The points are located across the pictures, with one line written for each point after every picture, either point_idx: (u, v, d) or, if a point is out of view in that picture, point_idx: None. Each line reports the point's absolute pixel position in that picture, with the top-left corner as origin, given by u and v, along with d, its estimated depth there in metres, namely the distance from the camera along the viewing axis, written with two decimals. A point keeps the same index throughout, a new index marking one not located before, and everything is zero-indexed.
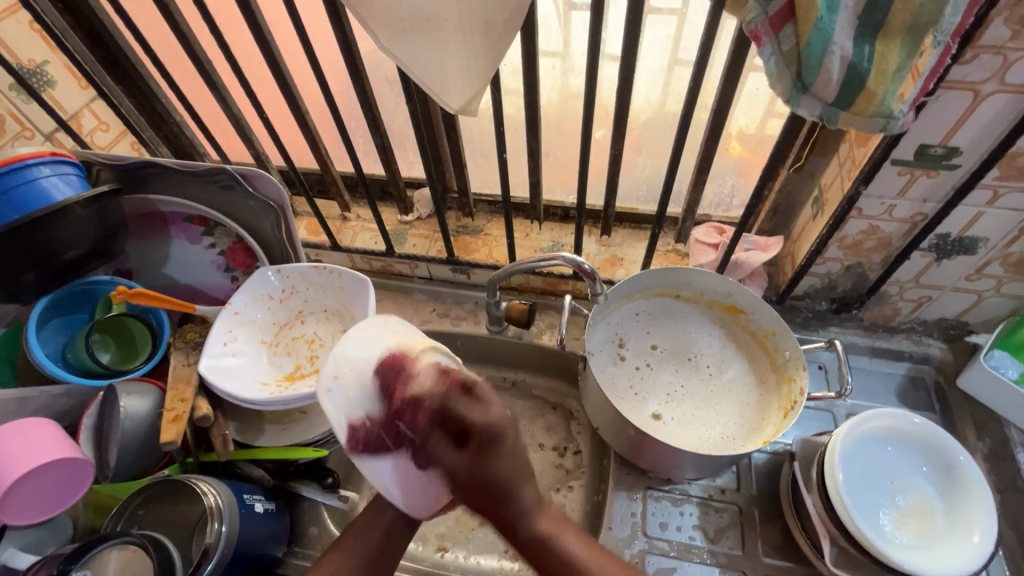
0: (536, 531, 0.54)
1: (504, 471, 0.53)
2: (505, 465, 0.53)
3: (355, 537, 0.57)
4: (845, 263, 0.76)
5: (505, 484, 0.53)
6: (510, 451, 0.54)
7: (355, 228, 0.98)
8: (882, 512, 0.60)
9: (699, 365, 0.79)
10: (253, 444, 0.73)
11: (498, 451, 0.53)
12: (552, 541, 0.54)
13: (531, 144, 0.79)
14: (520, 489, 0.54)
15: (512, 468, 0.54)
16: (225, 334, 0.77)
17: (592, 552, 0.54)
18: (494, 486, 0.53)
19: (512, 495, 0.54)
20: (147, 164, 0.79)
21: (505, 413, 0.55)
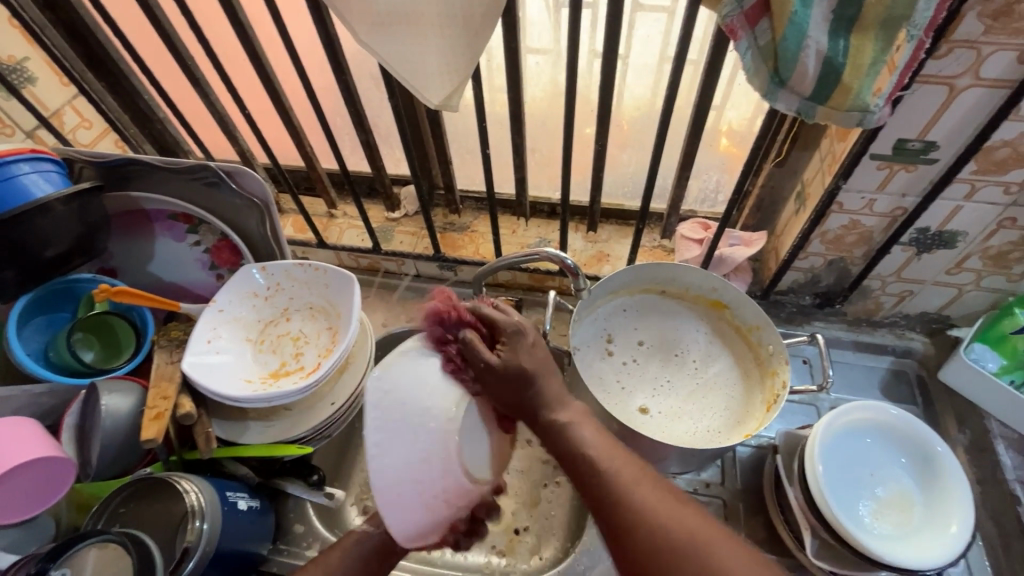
0: (556, 420, 0.53)
1: (523, 361, 0.53)
2: (524, 359, 0.53)
3: (350, 546, 0.56)
4: (828, 258, 0.76)
5: (524, 385, 0.53)
6: (529, 346, 0.54)
7: (342, 225, 0.98)
8: (861, 503, 0.61)
9: (685, 361, 0.79)
10: (237, 441, 0.72)
11: (523, 348, 0.54)
12: (565, 428, 0.52)
13: (515, 140, 0.79)
14: (541, 384, 0.53)
15: (533, 360, 0.54)
16: (209, 332, 0.77)
17: (611, 449, 0.50)
18: (521, 381, 0.53)
19: (529, 387, 0.53)
20: (131, 161, 0.79)
21: (523, 323, 0.56)
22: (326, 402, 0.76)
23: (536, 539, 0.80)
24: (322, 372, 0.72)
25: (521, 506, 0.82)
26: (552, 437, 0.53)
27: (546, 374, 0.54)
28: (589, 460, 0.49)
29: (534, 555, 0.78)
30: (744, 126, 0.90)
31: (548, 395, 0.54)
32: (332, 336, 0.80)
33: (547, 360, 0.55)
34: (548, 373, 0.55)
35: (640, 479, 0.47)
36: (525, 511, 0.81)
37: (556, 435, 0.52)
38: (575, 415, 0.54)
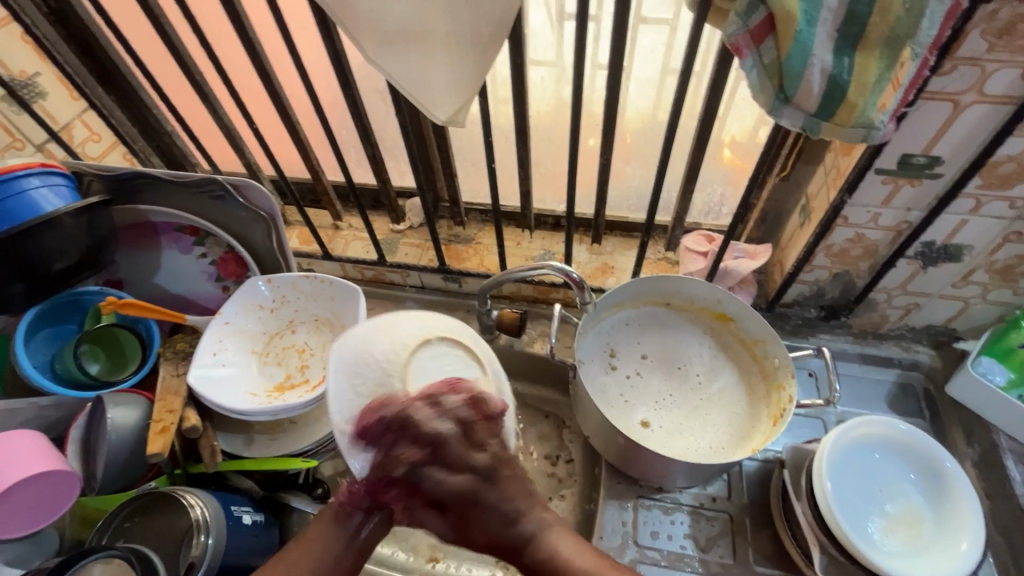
0: (539, 555, 0.51)
1: (488, 520, 0.52)
2: (489, 513, 0.52)
3: (321, 535, 0.55)
4: (833, 271, 0.76)
5: (495, 534, 0.52)
6: (488, 504, 0.52)
7: (347, 237, 0.98)
8: (869, 519, 0.60)
9: (689, 374, 0.79)
10: (241, 455, 0.72)
11: (476, 511, 0.51)
12: (551, 563, 0.51)
13: (520, 154, 0.79)
14: (510, 532, 0.52)
15: (500, 512, 0.52)
16: (214, 345, 0.77)
17: (597, 564, 0.51)
18: (498, 527, 0.52)
19: (508, 529, 0.52)
20: (138, 174, 0.79)
21: (480, 470, 0.51)
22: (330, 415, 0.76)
23: None
24: None
25: None
26: (534, 571, 0.52)
27: (524, 512, 0.53)
28: (567, 568, 0.50)
29: None
30: (749, 139, 0.89)
31: (522, 534, 0.52)
32: None
33: (513, 503, 0.53)
34: (529, 504, 0.54)
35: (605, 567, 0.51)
36: None
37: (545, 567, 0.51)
38: (558, 544, 0.52)
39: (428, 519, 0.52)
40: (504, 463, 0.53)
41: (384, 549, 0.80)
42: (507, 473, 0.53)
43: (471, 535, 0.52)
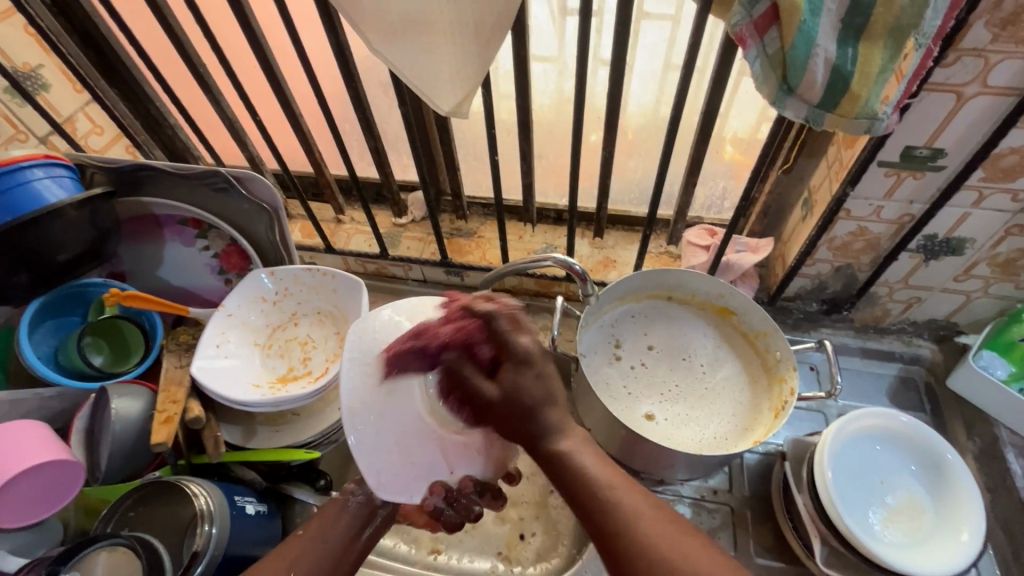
0: (557, 449, 0.51)
1: (527, 392, 0.51)
2: (534, 390, 0.52)
3: (331, 516, 0.56)
4: (835, 264, 0.76)
5: (532, 410, 0.51)
6: (539, 372, 0.52)
7: (349, 230, 0.99)
8: (870, 510, 0.60)
9: (692, 366, 0.79)
10: (244, 446, 0.73)
11: (525, 379, 0.52)
12: (572, 458, 0.50)
13: (523, 147, 0.79)
14: (542, 415, 0.51)
15: (540, 389, 0.52)
16: (218, 336, 0.77)
17: (614, 476, 0.50)
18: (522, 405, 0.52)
19: (541, 412, 0.51)
20: (141, 166, 0.79)
21: (538, 344, 0.53)
22: (333, 407, 0.76)
23: (542, 545, 0.79)
24: (330, 377, 0.73)
25: (527, 512, 0.81)
26: (551, 466, 0.51)
27: (557, 402, 0.53)
28: (586, 475, 0.49)
29: (540, 560, 0.78)
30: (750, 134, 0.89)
31: (551, 423, 0.52)
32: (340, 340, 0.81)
33: (556, 386, 0.53)
34: (560, 400, 0.53)
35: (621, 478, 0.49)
36: (531, 517, 0.81)
37: (565, 465, 0.50)
38: (579, 447, 0.51)
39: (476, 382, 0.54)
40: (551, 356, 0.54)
41: (386, 541, 0.80)
42: (553, 367, 0.54)
43: (507, 414, 0.52)
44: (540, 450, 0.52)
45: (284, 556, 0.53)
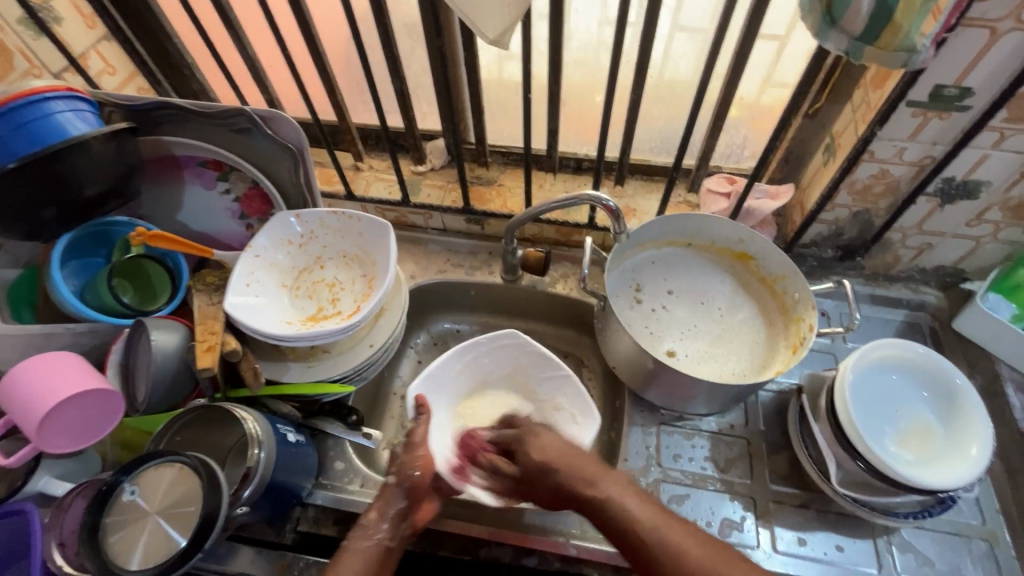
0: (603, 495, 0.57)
1: (550, 446, 0.63)
2: (566, 458, 0.61)
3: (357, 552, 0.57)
4: (853, 209, 0.78)
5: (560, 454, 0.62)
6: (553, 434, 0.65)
7: (369, 178, 0.98)
8: (884, 433, 0.63)
9: (711, 310, 0.82)
10: (279, 380, 0.74)
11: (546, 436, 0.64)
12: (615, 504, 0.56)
13: (551, 89, 0.79)
14: (573, 464, 0.61)
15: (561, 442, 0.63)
16: (247, 275, 0.78)
17: (657, 517, 0.54)
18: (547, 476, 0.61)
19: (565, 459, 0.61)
20: (163, 104, 0.79)
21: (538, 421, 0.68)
22: (364, 345, 0.78)
23: None
24: (363, 314, 0.74)
25: None
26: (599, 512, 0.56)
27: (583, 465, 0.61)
28: (623, 514, 0.55)
29: None
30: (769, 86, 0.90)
31: (587, 472, 0.59)
32: (367, 282, 0.81)
33: (570, 443, 0.63)
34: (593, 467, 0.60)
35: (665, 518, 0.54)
36: None
37: (604, 503, 0.56)
38: (615, 491, 0.57)
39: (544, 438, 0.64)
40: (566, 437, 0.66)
41: None
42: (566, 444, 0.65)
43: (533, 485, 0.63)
44: (583, 500, 0.58)
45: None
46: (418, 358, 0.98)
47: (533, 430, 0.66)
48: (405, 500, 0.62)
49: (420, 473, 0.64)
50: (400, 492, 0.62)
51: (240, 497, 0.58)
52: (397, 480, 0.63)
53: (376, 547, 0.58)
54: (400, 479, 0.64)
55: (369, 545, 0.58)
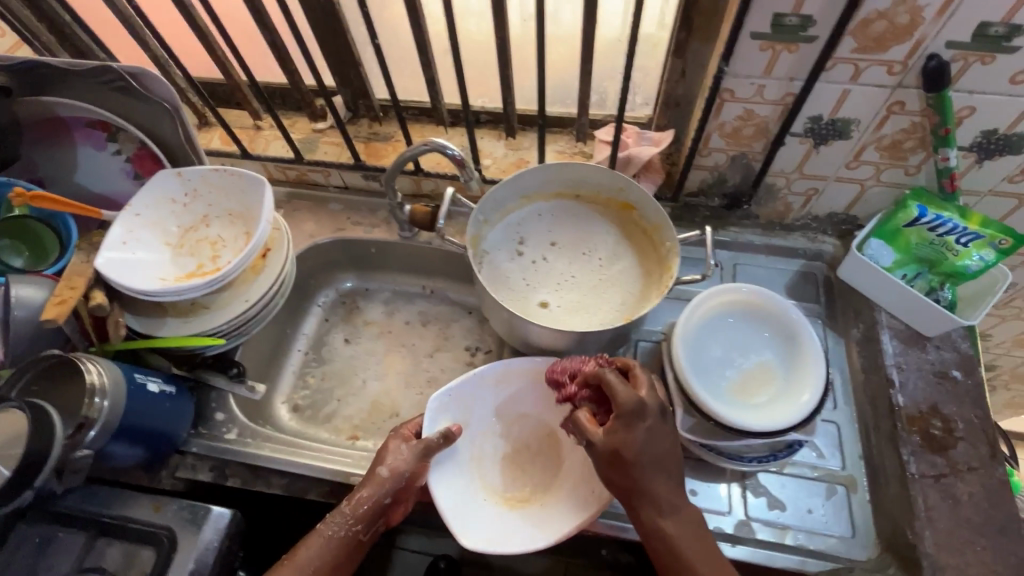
0: (662, 524, 0.59)
1: (651, 447, 0.59)
2: (647, 477, 0.59)
3: (314, 546, 0.65)
4: (730, 154, 0.75)
5: (652, 461, 0.59)
6: (649, 428, 0.59)
7: (267, 136, 0.98)
8: (723, 379, 0.64)
9: (592, 262, 0.82)
10: (154, 334, 0.75)
11: (647, 436, 0.59)
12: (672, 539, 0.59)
13: (418, 37, 0.77)
14: (647, 479, 0.59)
15: (654, 452, 0.59)
16: (126, 233, 0.79)
17: (701, 543, 0.60)
18: (625, 479, 0.59)
19: (636, 485, 0.59)
20: (38, 63, 0.79)
21: (658, 403, 0.60)
22: (240, 300, 0.79)
23: None
24: (231, 268, 0.75)
25: None
26: (645, 527, 0.60)
27: (663, 485, 0.59)
28: (671, 546, 0.59)
29: None
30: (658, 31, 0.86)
31: (653, 490, 0.59)
32: (248, 238, 0.82)
33: (668, 445, 0.60)
34: (669, 485, 0.60)
35: (706, 550, 0.59)
36: None
37: (662, 535, 0.60)
38: (675, 521, 0.60)
39: (653, 437, 0.59)
40: (651, 413, 0.59)
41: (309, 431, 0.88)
42: (659, 426, 0.60)
43: (609, 472, 0.60)
44: (640, 520, 0.60)
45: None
46: (324, 315, 1.00)
47: (644, 422, 0.58)
48: (392, 492, 0.67)
49: (409, 479, 0.68)
50: (392, 489, 0.66)
51: (80, 439, 0.60)
52: (390, 473, 0.67)
53: (348, 539, 0.65)
54: (394, 474, 0.67)
55: (331, 538, 0.65)
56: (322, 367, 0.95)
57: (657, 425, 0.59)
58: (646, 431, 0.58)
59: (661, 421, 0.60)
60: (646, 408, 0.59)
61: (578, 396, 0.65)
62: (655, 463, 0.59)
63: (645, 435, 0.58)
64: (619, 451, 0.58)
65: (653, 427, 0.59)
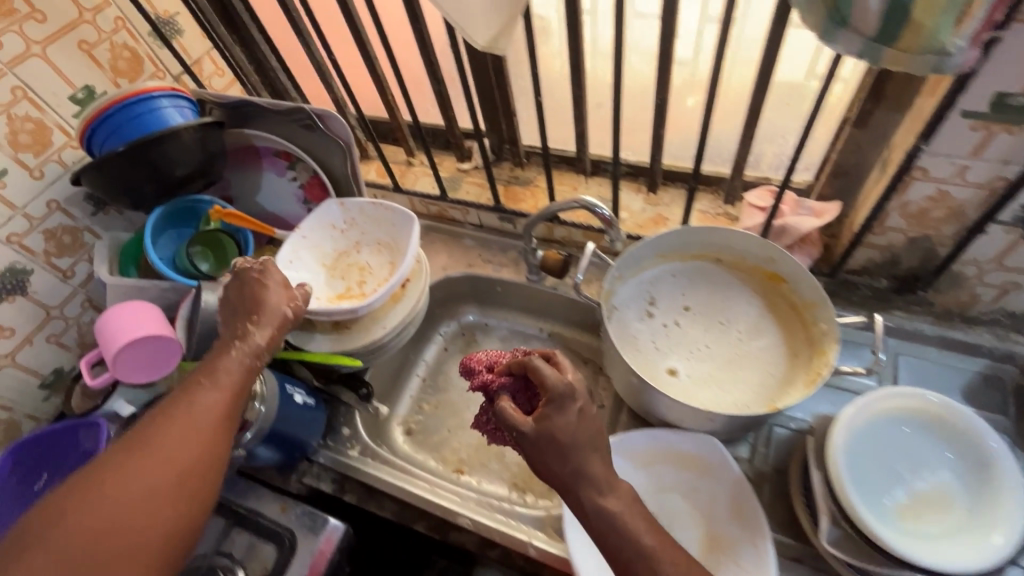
0: (604, 507, 0.54)
1: (576, 429, 0.55)
2: (578, 458, 0.54)
3: (222, 369, 0.60)
4: (909, 235, 0.68)
5: (575, 443, 0.54)
6: (573, 411, 0.55)
7: (417, 173, 1.06)
8: (890, 496, 0.57)
9: (729, 332, 0.77)
10: (302, 346, 0.82)
11: (567, 417, 0.55)
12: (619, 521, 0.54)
13: (576, 93, 0.79)
14: (576, 459, 0.54)
15: (575, 434, 0.55)
16: (292, 254, 0.89)
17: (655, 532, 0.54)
18: (562, 467, 0.54)
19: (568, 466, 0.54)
20: (245, 102, 0.93)
21: (579, 385, 0.57)
22: (379, 325, 0.84)
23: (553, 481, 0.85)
24: (377, 296, 0.80)
25: None
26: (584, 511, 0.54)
27: (592, 461, 0.55)
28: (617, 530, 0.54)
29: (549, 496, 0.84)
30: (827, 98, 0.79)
31: (581, 469, 0.55)
32: (392, 268, 0.88)
33: (596, 429, 0.56)
34: (598, 456, 0.55)
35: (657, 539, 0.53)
36: None
37: (607, 522, 0.54)
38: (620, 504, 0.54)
39: (571, 419, 0.55)
40: (572, 395, 0.56)
41: (419, 456, 0.91)
42: (579, 406, 0.56)
43: (545, 460, 0.54)
44: (580, 508, 0.55)
45: (139, 466, 0.52)
46: (444, 344, 1.04)
47: (576, 404, 0.55)
48: (271, 328, 0.65)
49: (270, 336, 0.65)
50: (286, 323, 0.67)
51: (239, 439, 0.68)
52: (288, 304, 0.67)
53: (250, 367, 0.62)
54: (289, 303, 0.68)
55: (234, 358, 0.61)
56: (437, 395, 0.98)
57: (577, 405, 0.56)
58: (578, 413, 0.56)
59: (590, 404, 0.57)
60: (572, 389, 0.56)
61: (495, 384, 0.64)
62: (580, 445, 0.55)
63: (560, 416, 0.55)
64: (548, 435, 0.54)
65: (585, 408, 0.56)
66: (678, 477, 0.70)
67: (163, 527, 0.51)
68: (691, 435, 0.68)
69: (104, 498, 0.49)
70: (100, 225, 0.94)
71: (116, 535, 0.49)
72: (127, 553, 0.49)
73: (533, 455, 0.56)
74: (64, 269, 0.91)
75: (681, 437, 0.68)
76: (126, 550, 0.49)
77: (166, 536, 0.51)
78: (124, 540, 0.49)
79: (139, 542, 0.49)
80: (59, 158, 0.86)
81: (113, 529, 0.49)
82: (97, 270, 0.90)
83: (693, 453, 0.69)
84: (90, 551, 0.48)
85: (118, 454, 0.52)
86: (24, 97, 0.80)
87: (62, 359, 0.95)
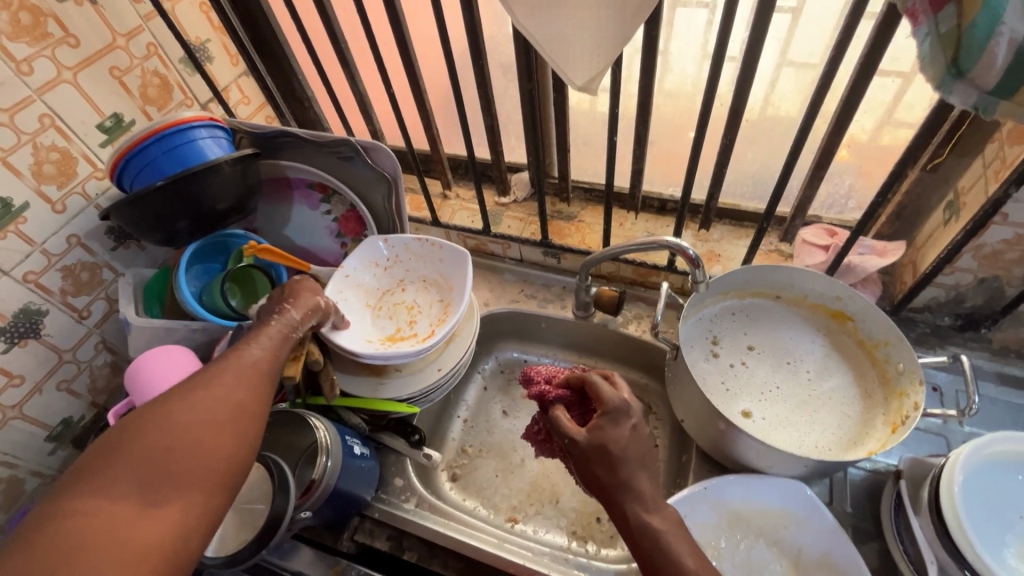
0: (648, 523, 0.53)
1: (629, 443, 0.55)
2: (625, 469, 0.54)
3: (260, 333, 0.59)
4: (979, 275, 0.69)
5: (627, 455, 0.55)
6: (628, 424, 0.56)
7: (454, 206, 1.04)
8: (1003, 543, 0.56)
9: (797, 371, 0.76)
10: (355, 393, 0.78)
11: (622, 429, 0.56)
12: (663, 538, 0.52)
13: (640, 131, 0.78)
14: (626, 470, 0.54)
15: (628, 446, 0.55)
16: (336, 294, 0.84)
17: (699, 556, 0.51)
18: (609, 477, 0.55)
19: (616, 474, 0.54)
20: (282, 133, 0.88)
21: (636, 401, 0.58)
22: (433, 367, 0.80)
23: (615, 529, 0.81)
24: (437, 338, 0.76)
25: None
26: (625, 521, 0.54)
27: (639, 474, 0.55)
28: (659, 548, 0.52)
29: (612, 544, 0.80)
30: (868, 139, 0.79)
31: (629, 481, 0.54)
32: (443, 307, 0.85)
33: (646, 445, 0.57)
34: (643, 471, 0.55)
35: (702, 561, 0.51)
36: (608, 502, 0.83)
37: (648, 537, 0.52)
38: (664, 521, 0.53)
39: (623, 431, 0.56)
40: (628, 411, 0.57)
41: (468, 504, 0.86)
42: (634, 422, 0.57)
43: (593, 468, 0.56)
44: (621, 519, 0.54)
45: (198, 395, 0.47)
46: (484, 384, 1.00)
47: (631, 420, 0.56)
48: (308, 313, 0.66)
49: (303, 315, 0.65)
50: (317, 314, 0.68)
51: (305, 501, 0.63)
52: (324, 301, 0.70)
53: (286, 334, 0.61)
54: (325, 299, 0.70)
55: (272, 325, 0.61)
56: (482, 438, 0.94)
57: (631, 421, 0.57)
58: (631, 430, 0.56)
59: (643, 424, 0.58)
60: (629, 405, 0.57)
61: (551, 394, 0.64)
62: (632, 459, 0.55)
63: (616, 428, 0.56)
64: (601, 442, 0.55)
65: (638, 426, 0.57)
66: (763, 519, 0.69)
67: (226, 454, 0.45)
68: (777, 479, 0.67)
69: (169, 414, 0.44)
70: (121, 261, 0.87)
71: (179, 455, 0.43)
72: (194, 473, 0.43)
73: (583, 463, 0.56)
74: (80, 308, 0.83)
75: (768, 481, 0.67)
76: (185, 471, 0.43)
77: (225, 465, 0.45)
78: (187, 459, 0.43)
79: (205, 461, 0.44)
80: (83, 190, 0.80)
81: (181, 447, 0.43)
82: (122, 310, 0.82)
83: (779, 495, 0.68)
84: (151, 469, 0.41)
85: (172, 388, 0.48)
86: (51, 125, 0.74)
87: (72, 407, 0.86)
